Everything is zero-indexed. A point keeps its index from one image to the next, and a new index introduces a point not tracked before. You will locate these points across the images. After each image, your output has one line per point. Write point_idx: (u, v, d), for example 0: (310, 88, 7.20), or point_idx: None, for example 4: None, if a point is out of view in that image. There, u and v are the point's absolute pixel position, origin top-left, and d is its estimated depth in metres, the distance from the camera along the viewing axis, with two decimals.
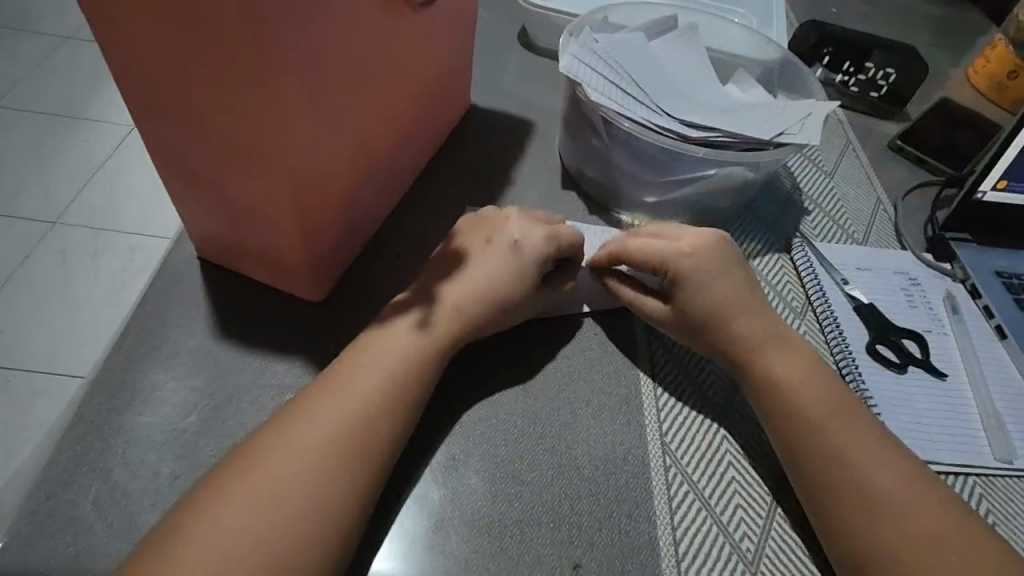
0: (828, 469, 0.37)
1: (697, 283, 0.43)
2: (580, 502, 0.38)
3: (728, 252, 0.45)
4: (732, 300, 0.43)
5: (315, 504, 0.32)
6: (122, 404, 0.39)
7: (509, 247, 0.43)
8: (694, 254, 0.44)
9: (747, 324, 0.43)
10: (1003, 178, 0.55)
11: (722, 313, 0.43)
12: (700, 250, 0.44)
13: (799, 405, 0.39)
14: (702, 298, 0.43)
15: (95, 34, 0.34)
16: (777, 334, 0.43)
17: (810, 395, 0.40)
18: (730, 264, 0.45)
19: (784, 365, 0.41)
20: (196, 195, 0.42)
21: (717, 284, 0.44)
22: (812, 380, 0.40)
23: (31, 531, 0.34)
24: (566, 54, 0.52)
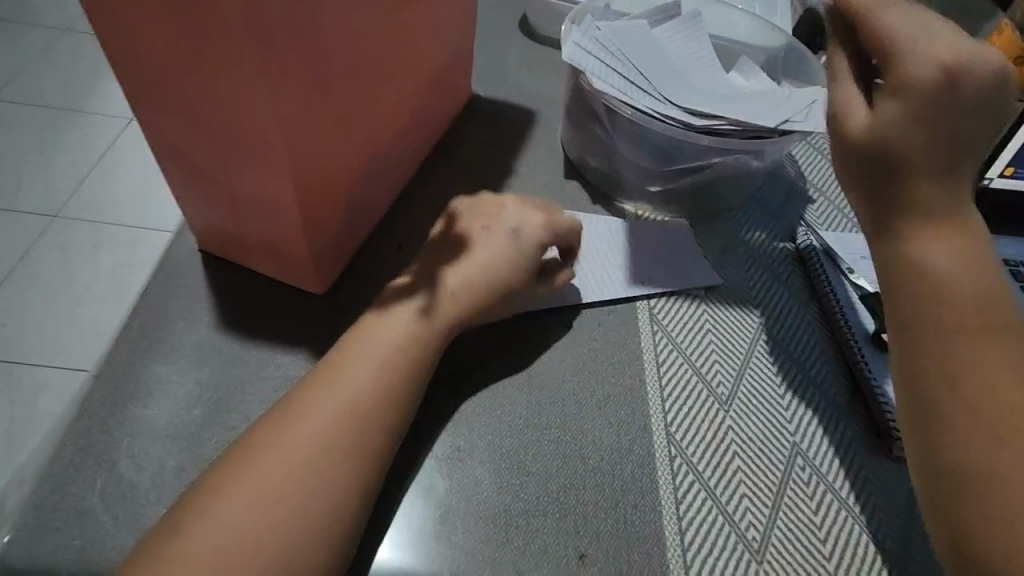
0: (934, 377, 0.32)
1: (915, 105, 0.32)
2: (585, 493, 0.38)
3: (953, 39, 0.33)
4: (945, 150, 0.33)
5: (321, 496, 0.32)
6: (126, 397, 0.39)
7: (510, 234, 0.43)
8: (881, 127, 0.34)
9: (925, 193, 0.34)
10: (1010, 165, 0.54)
11: (888, 135, 0.33)
12: (910, 26, 0.34)
13: (923, 253, 0.34)
14: (919, 78, 0.32)
15: (91, 24, 0.34)
16: (955, 216, 0.34)
17: (953, 269, 0.33)
18: (968, 152, 0.33)
19: (922, 192, 0.34)
20: (196, 186, 0.41)
21: (929, 118, 0.33)
22: (971, 250, 0.34)
23: (38, 523, 0.34)
24: (568, 40, 0.51)
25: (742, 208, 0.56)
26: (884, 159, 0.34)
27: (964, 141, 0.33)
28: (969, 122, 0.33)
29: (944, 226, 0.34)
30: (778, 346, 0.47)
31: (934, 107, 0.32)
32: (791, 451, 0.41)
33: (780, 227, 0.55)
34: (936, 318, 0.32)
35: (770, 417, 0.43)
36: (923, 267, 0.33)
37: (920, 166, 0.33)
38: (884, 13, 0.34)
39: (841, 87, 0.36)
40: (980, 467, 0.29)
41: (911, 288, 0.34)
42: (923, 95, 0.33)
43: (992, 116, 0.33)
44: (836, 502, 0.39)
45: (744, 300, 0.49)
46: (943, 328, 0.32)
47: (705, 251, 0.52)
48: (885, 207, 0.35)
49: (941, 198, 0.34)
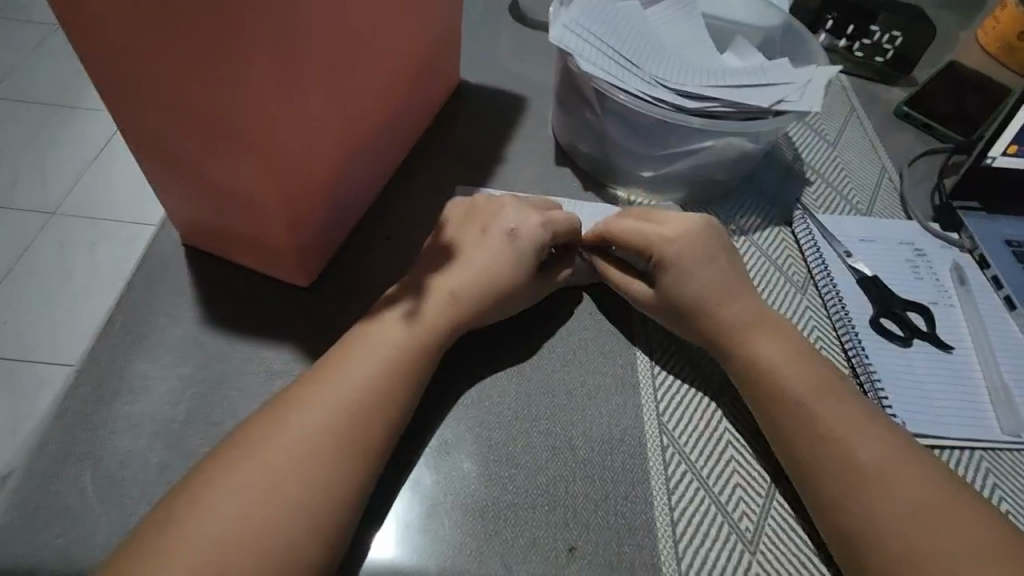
0: (817, 446, 0.36)
1: (680, 278, 0.42)
2: (575, 484, 0.37)
3: (717, 242, 0.44)
4: (716, 282, 0.42)
5: (306, 492, 0.32)
6: (109, 394, 0.39)
7: (506, 237, 0.42)
8: (679, 239, 0.43)
9: (737, 310, 0.41)
10: (1013, 143, 0.53)
11: (714, 302, 0.41)
12: (686, 237, 0.43)
13: (766, 360, 0.39)
14: (686, 287, 0.42)
15: (56, 15, 0.33)
16: (760, 309, 0.42)
17: (791, 368, 0.39)
18: (717, 252, 0.43)
19: (739, 312, 0.41)
20: (174, 178, 0.41)
21: (704, 260, 0.42)
22: (800, 358, 0.39)
23: (20, 523, 0.33)
24: (555, 27, 0.50)
25: (738, 192, 0.55)
26: (689, 314, 0.42)
27: (730, 269, 0.43)
28: (723, 284, 0.42)
29: (762, 323, 0.41)
30: None
31: (698, 259, 0.42)
32: None
33: (777, 211, 0.54)
34: (809, 419, 0.37)
35: None
36: (766, 369, 0.39)
37: (715, 295, 0.42)
38: (666, 228, 0.43)
39: (632, 287, 0.44)
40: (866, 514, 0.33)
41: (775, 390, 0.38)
42: (689, 254, 0.42)
43: (721, 254, 0.44)
44: None
45: None
46: (802, 413, 0.37)
47: None
48: (697, 330, 0.42)
49: (751, 318, 0.41)
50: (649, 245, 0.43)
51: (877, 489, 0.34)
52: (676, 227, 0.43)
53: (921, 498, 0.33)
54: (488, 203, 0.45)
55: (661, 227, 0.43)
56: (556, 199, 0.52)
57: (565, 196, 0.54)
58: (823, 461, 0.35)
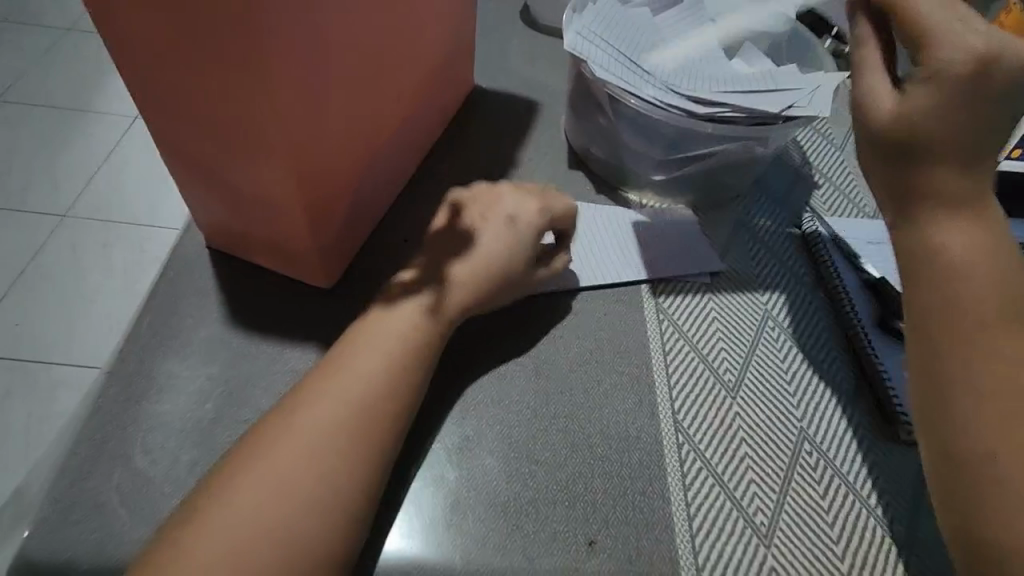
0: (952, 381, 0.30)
1: (917, 88, 0.31)
2: (594, 481, 0.38)
3: (966, 86, 0.30)
4: (961, 174, 0.32)
5: (336, 487, 0.33)
6: (139, 393, 0.40)
7: (506, 220, 0.44)
8: (993, 65, 0.30)
9: (953, 179, 0.31)
10: (1018, 146, 0.54)
11: (942, 124, 0.30)
12: (919, 71, 0.32)
13: (955, 245, 0.32)
14: (932, 135, 0.31)
15: (96, 25, 0.34)
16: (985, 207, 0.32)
17: (969, 256, 0.31)
18: (965, 101, 0.30)
19: (941, 157, 0.31)
20: (201, 183, 0.42)
21: None
22: (987, 276, 0.31)
23: (57, 518, 0.35)
24: (569, 31, 0.50)
25: (747, 194, 0.56)
26: (912, 147, 0.31)
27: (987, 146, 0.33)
28: (951, 87, 0.30)
29: (970, 169, 0.31)
30: (785, 333, 0.47)
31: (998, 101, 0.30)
32: (798, 436, 0.41)
33: (785, 212, 0.55)
34: (960, 333, 0.31)
35: (776, 402, 0.43)
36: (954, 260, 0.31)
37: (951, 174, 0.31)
38: (870, 40, 0.34)
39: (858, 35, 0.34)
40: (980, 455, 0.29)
41: (959, 339, 0.30)
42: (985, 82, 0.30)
43: (976, 94, 0.30)
44: (845, 487, 0.39)
45: (749, 285, 0.49)
46: (956, 322, 0.31)
47: (708, 237, 0.53)
48: (938, 196, 0.32)
49: (948, 150, 0.31)
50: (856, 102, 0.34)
51: (991, 447, 0.29)
52: (942, 50, 0.30)
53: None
54: (490, 189, 0.46)
55: (863, 52, 0.34)
56: None
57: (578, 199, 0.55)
58: (957, 400, 0.30)
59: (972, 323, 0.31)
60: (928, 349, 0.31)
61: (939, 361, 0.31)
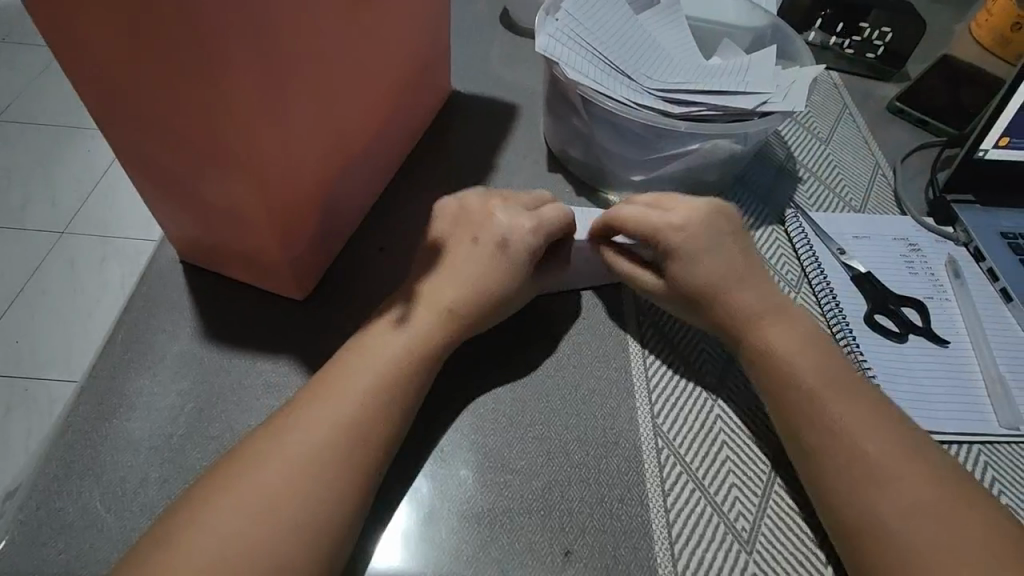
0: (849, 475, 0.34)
1: (694, 257, 0.41)
2: (571, 489, 0.38)
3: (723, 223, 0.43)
4: (733, 272, 0.42)
5: (312, 504, 0.32)
6: (110, 411, 0.39)
7: (496, 246, 0.42)
8: (686, 227, 0.42)
9: (777, 329, 0.40)
10: (1005, 135, 0.53)
11: (755, 321, 0.41)
12: (695, 217, 0.42)
13: (798, 377, 0.38)
14: (701, 269, 0.41)
15: (50, 49, 0.34)
16: (766, 297, 0.42)
17: (794, 345, 0.39)
18: (725, 238, 0.43)
19: (717, 262, 0.42)
20: (169, 197, 0.41)
21: (714, 246, 0.42)
22: (814, 354, 0.39)
23: (24, 540, 0.34)
24: (541, 34, 0.50)
25: (730, 191, 0.55)
26: (697, 301, 0.42)
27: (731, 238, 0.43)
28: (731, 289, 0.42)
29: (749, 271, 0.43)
30: None
31: (709, 238, 0.42)
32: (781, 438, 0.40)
33: (768, 210, 0.54)
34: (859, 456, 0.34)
35: (759, 405, 0.42)
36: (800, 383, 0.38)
37: (734, 275, 0.42)
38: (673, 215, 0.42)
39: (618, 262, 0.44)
40: (870, 516, 0.33)
41: (819, 418, 0.36)
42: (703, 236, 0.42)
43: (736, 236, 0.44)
44: None
45: None
46: (850, 446, 0.35)
47: None
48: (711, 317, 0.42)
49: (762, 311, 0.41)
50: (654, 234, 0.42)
51: (879, 484, 0.33)
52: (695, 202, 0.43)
53: (920, 491, 0.33)
54: (480, 208, 0.44)
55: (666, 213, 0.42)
56: None
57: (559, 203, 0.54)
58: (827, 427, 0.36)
59: (876, 451, 0.34)
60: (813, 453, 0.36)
61: (833, 472, 0.35)
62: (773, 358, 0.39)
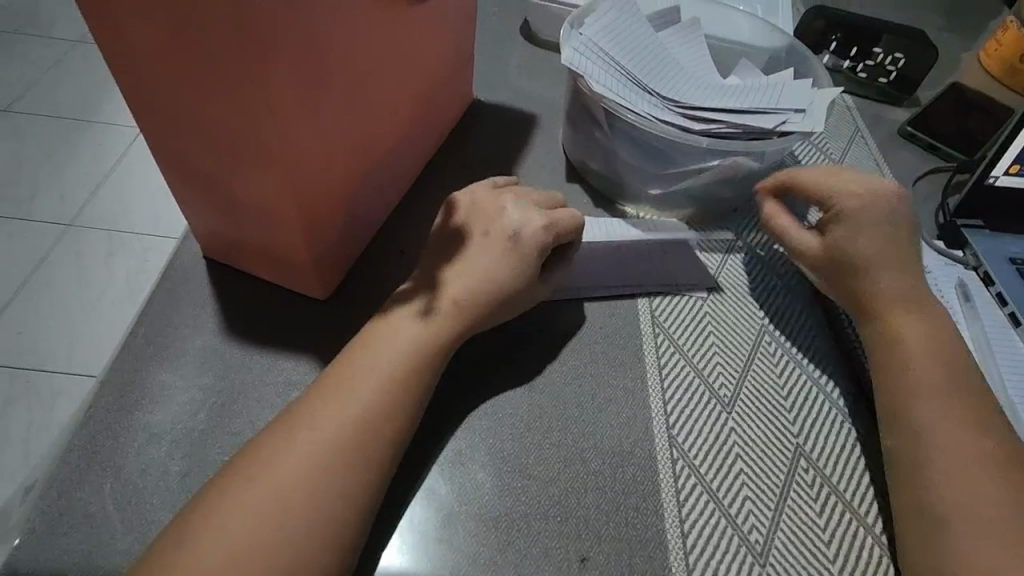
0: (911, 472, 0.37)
1: (856, 228, 0.45)
2: (587, 496, 0.38)
3: (899, 208, 0.47)
4: (887, 249, 0.45)
5: (333, 502, 0.32)
6: (132, 403, 0.40)
7: (509, 240, 0.42)
8: (863, 195, 0.46)
9: (906, 317, 0.42)
10: (1015, 163, 0.54)
11: (936, 344, 0.41)
12: (873, 194, 0.46)
13: (916, 367, 0.40)
14: (858, 243, 0.45)
15: (94, 42, 0.34)
16: (919, 286, 0.44)
17: (919, 336, 0.41)
18: (899, 222, 0.46)
19: (886, 280, 0.44)
20: (199, 194, 0.42)
21: (875, 227, 0.45)
22: (935, 356, 0.40)
23: (45, 528, 0.34)
24: (567, 48, 0.51)
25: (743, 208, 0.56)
26: (847, 272, 0.45)
27: (902, 237, 0.46)
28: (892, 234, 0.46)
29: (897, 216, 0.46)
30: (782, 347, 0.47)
31: (872, 208, 0.46)
32: (794, 453, 0.41)
33: None
34: (906, 360, 0.40)
35: (772, 418, 0.42)
36: (914, 372, 0.40)
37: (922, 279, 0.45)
38: (860, 183, 0.47)
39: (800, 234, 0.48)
40: (930, 491, 0.35)
41: (926, 400, 0.38)
42: (862, 204, 0.46)
43: (902, 224, 0.46)
44: (841, 506, 0.39)
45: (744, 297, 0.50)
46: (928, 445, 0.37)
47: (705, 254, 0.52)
48: (850, 288, 0.45)
49: (879, 275, 0.44)
50: (828, 198, 0.47)
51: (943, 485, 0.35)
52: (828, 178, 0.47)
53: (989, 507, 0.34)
54: (490, 201, 0.45)
55: (853, 181, 0.47)
56: None
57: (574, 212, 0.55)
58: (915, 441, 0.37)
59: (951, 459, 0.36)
60: (896, 446, 0.38)
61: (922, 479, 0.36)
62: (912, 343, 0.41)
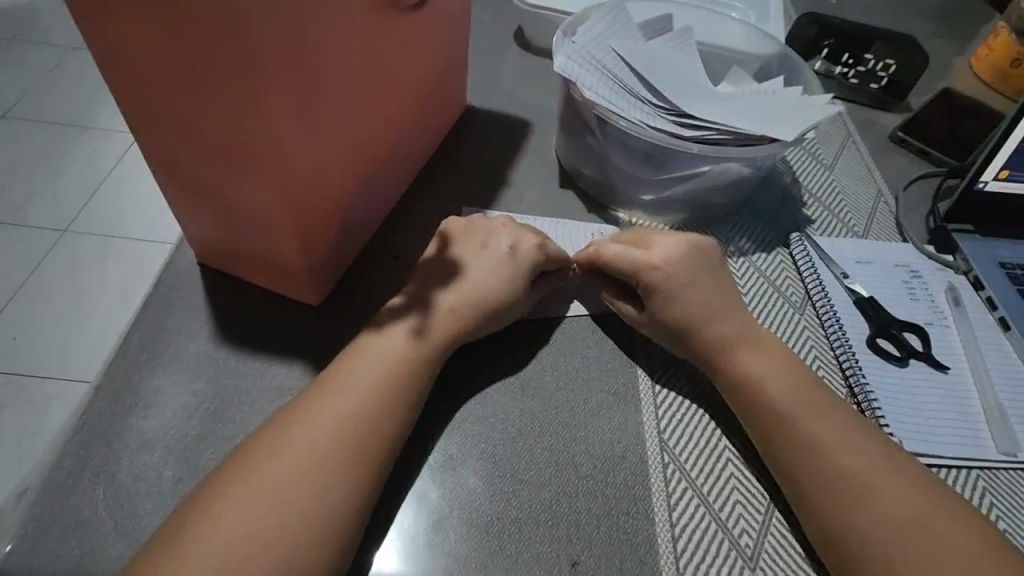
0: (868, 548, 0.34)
1: (680, 289, 0.44)
2: (578, 500, 0.38)
3: (706, 258, 0.46)
4: (715, 307, 0.43)
5: (325, 506, 0.33)
6: (125, 409, 0.40)
7: (506, 252, 0.44)
8: (668, 264, 0.44)
9: (765, 364, 0.41)
10: (1005, 168, 0.54)
11: (788, 393, 0.39)
12: (673, 262, 0.44)
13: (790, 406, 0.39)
14: (684, 301, 0.43)
15: (90, 52, 0.35)
16: (747, 329, 0.43)
17: (782, 378, 0.40)
18: (703, 273, 0.45)
19: (719, 327, 0.43)
20: (194, 202, 0.42)
21: (699, 286, 0.44)
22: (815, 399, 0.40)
23: (37, 534, 0.34)
24: (559, 56, 0.51)
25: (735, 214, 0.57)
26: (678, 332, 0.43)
27: (702, 265, 0.45)
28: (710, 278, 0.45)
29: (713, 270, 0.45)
30: None
31: (687, 273, 0.44)
32: None
33: (773, 233, 0.56)
34: (821, 463, 0.36)
35: None
36: (774, 395, 0.40)
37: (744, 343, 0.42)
38: (654, 253, 0.45)
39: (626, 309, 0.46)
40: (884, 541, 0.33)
41: (818, 456, 0.37)
42: (682, 272, 0.44)
43: (710, 273, 0.45)
44: None
45: None
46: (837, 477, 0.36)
47: None
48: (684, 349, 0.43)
49: (702, 309, 0.43)
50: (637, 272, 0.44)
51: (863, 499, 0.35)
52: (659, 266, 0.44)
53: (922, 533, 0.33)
54: (483, 220, 0.47)
55: (647, 252, 0.45)
56: (557, 224, 0.54)
57: (565, 218, 0.55)
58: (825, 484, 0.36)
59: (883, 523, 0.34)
60: (799, 485, 0.37)
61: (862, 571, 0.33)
62: (772, 400, 0.39)
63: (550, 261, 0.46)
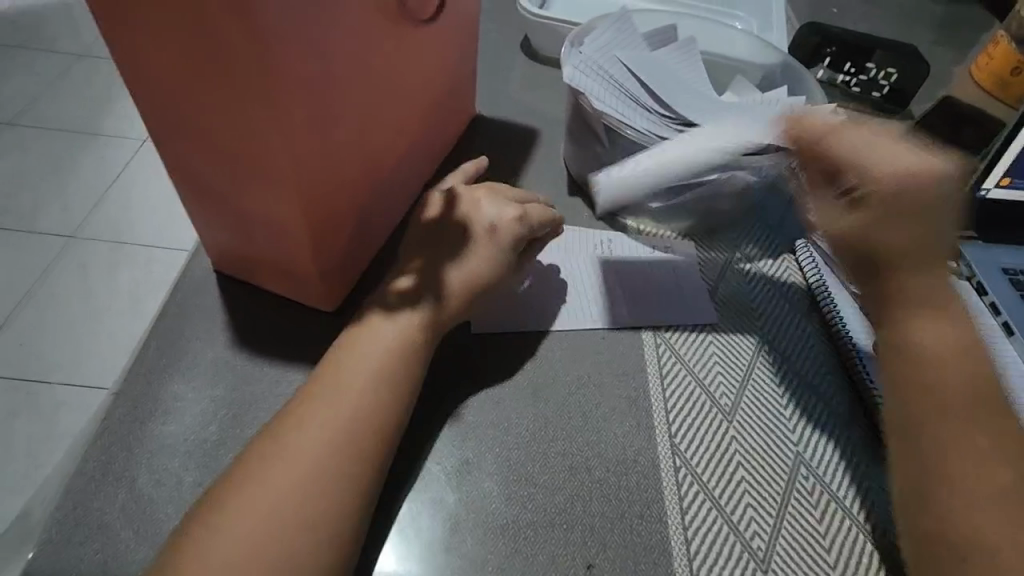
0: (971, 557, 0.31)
1: (880, 219, 0.40)
2: (592, 504, 0.39)
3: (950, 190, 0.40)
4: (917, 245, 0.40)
5: (345, 510, 0.33)
6: (145, 415, 0.40)
7: (486, 230, 0.44)
8: (912, 174, 0.39)
9: (929, 329, 0.38)
10: (1006, 175, 0.55)
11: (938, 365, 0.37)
12: (933, 174, 0.40)
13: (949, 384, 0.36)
14: (892, 236, 0.39)
15: (114, 63, 0.36)
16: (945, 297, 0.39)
17: (938, 346, 0.37)
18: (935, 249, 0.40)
19: (931, 283, 0.39)
20: (211, 210, 0.43)
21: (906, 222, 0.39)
22: (958, 369, 0.36)
23: (61, 538, 0.35)
24: (566, 66, 0.52)
25: (741, 221, 0.58)
26: (881, 262, 0.40)
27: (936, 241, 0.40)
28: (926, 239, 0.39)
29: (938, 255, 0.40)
30: (780, 356, 0.47)
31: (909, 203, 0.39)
32: (794, 461, 0.42)
33: (779, 240, 0.56)
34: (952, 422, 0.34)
35: (772, 427, 0.43)
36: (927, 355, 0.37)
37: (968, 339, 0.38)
38: (898, 165, 0.40)
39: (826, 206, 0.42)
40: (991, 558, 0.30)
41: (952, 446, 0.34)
42: (900, 198, 0.39)
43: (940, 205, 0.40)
44: (841, 513, 0.40)
45: (744, 310, 0.50)
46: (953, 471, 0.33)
47: (705, 274, 0.53)
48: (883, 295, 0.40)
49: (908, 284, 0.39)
50: (871, 179, 0.40)
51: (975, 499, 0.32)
52: (887, 179, 0.40)
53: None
54: (476, 200, 0.47)
55: (883, 162, 0.40)
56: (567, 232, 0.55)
57: (574, 226, 0.56)
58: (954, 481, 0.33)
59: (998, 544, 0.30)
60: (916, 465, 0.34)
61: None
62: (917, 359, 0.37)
63: (530, 228, 0.46)
